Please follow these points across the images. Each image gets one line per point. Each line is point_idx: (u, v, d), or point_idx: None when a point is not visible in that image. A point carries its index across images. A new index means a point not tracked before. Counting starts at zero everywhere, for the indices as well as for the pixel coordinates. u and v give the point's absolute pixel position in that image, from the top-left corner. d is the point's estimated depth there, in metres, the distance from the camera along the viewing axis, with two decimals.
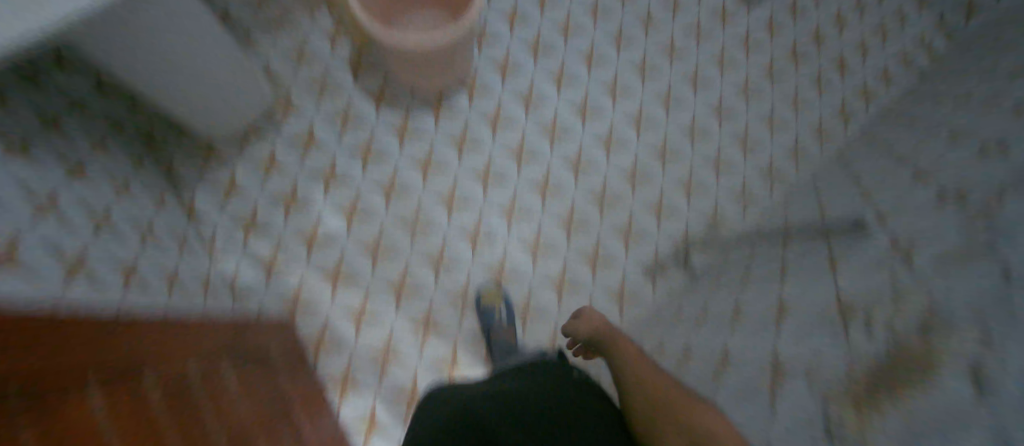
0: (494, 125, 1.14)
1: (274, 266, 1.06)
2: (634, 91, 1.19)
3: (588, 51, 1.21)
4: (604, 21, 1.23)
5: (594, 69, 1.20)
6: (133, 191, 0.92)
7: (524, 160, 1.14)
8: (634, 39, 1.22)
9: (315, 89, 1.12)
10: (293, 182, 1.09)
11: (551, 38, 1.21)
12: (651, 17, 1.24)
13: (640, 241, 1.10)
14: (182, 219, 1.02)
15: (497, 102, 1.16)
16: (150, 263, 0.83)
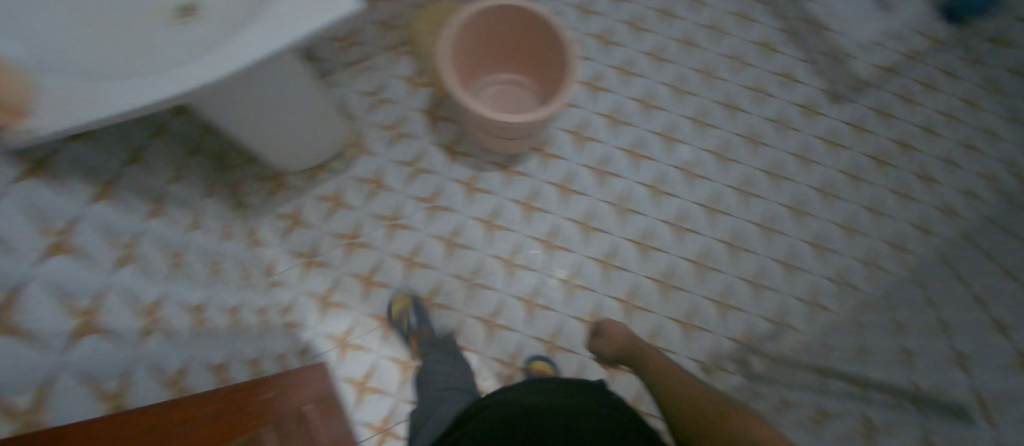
0: (563, 193, 1.12)
1: (327, 305, 1.04)
2: (711, 175, 1.17)
3: (666, 129, 1.18)
4: (686, 99, 1.21)
5: (672, 147, 1.18)
6: (206, 223, 0.92)
7: (590, 234, 1.11)
8: (714, 122, 1.20)
9: (387, 134, 1.10)
10: (356, 223, 1.07)
11: (632, 111, 1.18)
12: (735, 102, 1.22)
13: (701, 333, 1.07)
14: (247, 248, 1.01)
15: (568, 169, 1.14)
16: (210, 307, 0.82)
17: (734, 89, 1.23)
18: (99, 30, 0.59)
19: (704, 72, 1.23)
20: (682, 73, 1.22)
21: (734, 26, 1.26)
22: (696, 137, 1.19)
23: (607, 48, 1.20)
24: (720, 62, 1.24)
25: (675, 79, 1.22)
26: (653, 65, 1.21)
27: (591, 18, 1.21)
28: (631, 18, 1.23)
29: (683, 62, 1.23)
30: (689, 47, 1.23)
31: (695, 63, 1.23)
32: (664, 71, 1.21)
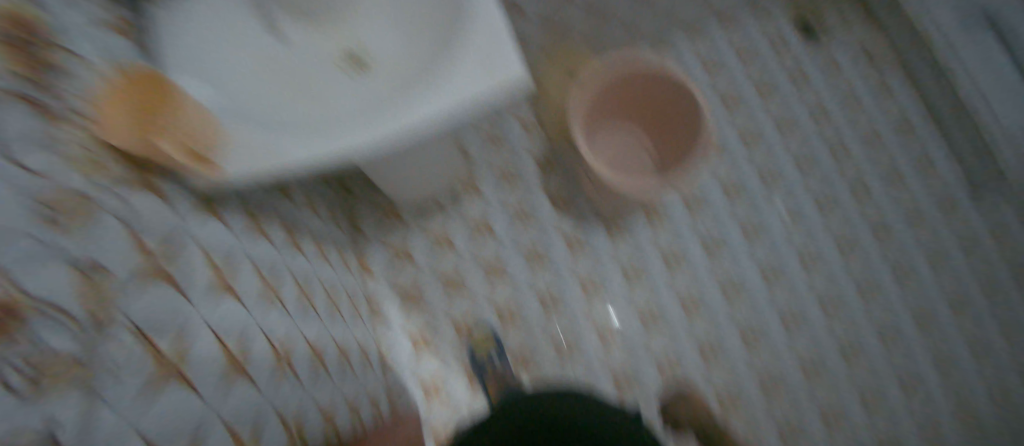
0: (665, 261, 1.17)
1: (421, 345, 1.11)
2: (830, 261, 1.19)
3: (784, 203, 1.20)
4: (810, 172, 1.22)
5: (788, 223, 1.19)
6: (331, 254, 0.98)
7: (687, 306, 1.15)
8: (836, 201, 1.21)
9: (499, 178, 1.17)
10: (461, 263, 1.14)
11: (747, 178, 1.21)
12: (863, 181, 1.21)
13: (789, 423, 1.11)
14: (359, 279, 1.06)
15: (675, 235, 1.18)
16: (332, 340, 0.87)
17: (864, 166, 1.22)
18: (291, 81, 0.69)
19: (835, 144, 1.23)
20: (812, 143, 1.23)
21: (870, 98, 1.26)
22: (798, 218, 1.20)
23: (732, 109, 1.23)
24: (851, 135, 1.24)
25: (799, 148, 1.23)
26: (777, 131, 1.23)
27: (716, 75, 1.23)
28: (758, 77, 1.25)
29: (811, 132, 1.24)
30: (818, 117, 1.24)
31: (823, 133, 1.23)
32: (788, 138, 1.23)
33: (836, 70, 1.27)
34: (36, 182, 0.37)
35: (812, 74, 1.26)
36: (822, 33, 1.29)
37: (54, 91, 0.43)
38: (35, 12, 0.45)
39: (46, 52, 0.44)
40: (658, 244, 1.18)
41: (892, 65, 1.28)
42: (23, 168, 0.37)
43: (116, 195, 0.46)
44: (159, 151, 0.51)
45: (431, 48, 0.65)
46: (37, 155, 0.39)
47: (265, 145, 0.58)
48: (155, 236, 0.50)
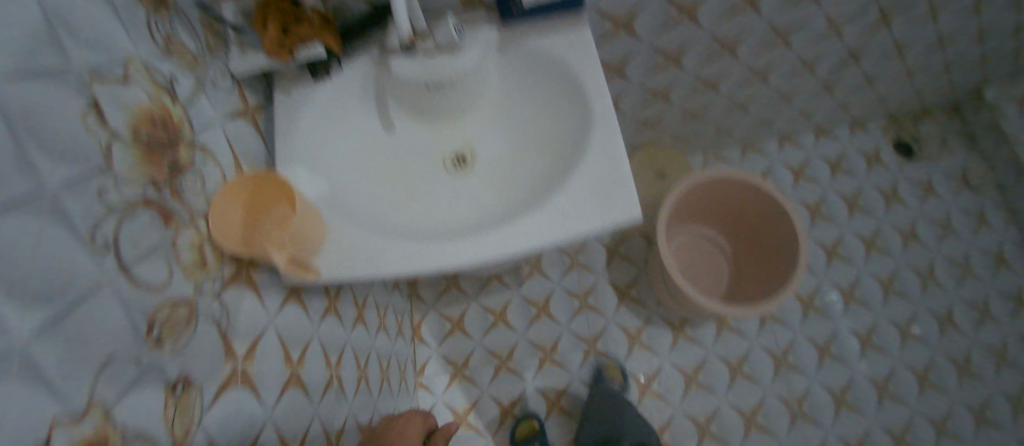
0: (732, 374, 1.09)
1: (462, 422, 1.05)
2: (907, 402, 1.09)
3: (869, 330, 1.14)
4: (896, 301, 1.16)
5: (869, 353, 1.12)
6: (389, 321, 0.98)
7: (752, 430, 1.05)
8: (924, 337, 1.14)
9: (565, 261, 1.15)
10: (512, 343, 1.09)
11: (830, 299, 1.16)
12: (952, 318, 1.15)
13: None
14: (410, 344, 1.07)
15: (745, 349, 1.11)
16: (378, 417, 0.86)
17: (958, 302, 1.16)
18: (391, 170, 0.68)
19: (925, 275, 1.18)
20: (896, 270, 1.18)
21: (967, 231, 1.22)
22: (870, 347, 1.13)
23: (820, 222, 1.22)
24: (943, 268, 1.19)
25: (889, 275, 1.18)
26: (865, 252, 1.20)
27: (801, 185, 1.24)
28: (851, 193, 1.24)
29: (900, 257, 1.19)
30: (908, 243, 1.20)
31: (913, 261, 1.19)
32: (874, 261, 1.19)
33: (931, 198, 1.25)
34: (143, 299, 0.40)
35: (904, 195, 1.24)
36: (917, 157, 1.28)
37: (181, 196, 0.47)
38: (181, 112, 0.48)
39: (182, 153, 0.47)
40: (723, 354, 1.10)
41: (969, 204, 1.25)
42: (132, 280, 0.40)
43: (215, 295, 0.49)
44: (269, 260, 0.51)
45: (541, 164, 0.65)
46: (150, 269, 0.42)
47: (371, 247, 0.58)
48: (242, 334, 0.53)
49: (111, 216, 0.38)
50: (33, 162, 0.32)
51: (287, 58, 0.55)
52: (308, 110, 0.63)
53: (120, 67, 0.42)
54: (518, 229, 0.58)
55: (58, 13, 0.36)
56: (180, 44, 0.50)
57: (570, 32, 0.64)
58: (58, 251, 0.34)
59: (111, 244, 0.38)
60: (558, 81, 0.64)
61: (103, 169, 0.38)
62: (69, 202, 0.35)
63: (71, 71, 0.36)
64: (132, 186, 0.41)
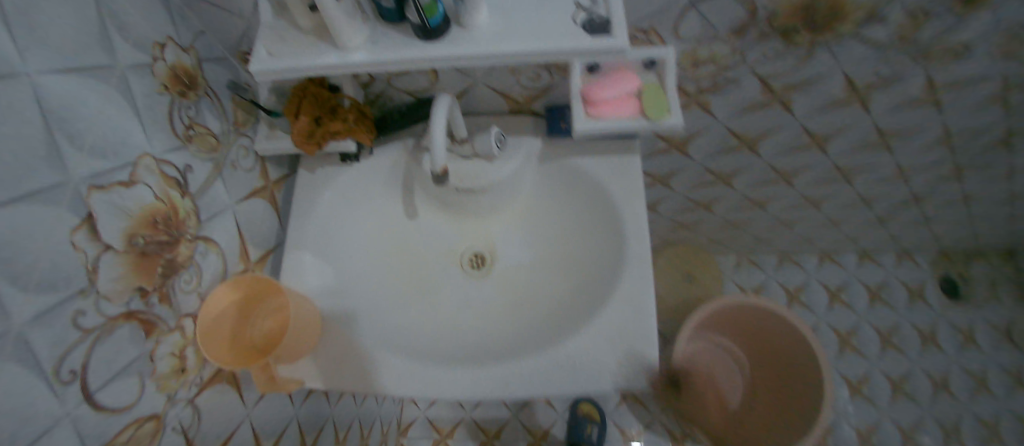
0: None
1: None
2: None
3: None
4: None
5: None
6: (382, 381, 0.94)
7: None
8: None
9: None
10: (502, 421, 1.03)
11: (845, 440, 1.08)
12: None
13: None
14: (399, 403, 1.01)
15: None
16: None
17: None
18: (403, 262, 0.64)
19: (950, 434, 1.08)
20: (920, 421, 1.09)
21: (1009, 395, 1.10)
22: None
23: (849, 353, 1.14)
24: (976, 431, 1.08)
25: (911, 425, 1.09)
26: (891, 396, 1.11)
27: (836, 310, 1.17)
28: (887, 328, 1.15)
29: (927, 407, 1.10)
30: (938, 392, 1.11)
31: (941, 416, 1.09)
32: (899, 407, 1.10)
33: (972, 347, 1.14)
34: (104, 426, 0.38)
35: (944, 342, 1.15)
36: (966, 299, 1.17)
37: (170, 299, 0.45)
38: (189, 204, 0.47)
39: (182, 250, 0.46)
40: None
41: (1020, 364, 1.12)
42: (96, 407, 0.37)
43: (187, 403, 0.46)
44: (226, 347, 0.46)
45: (560, 289, 0.59)
46: (120, 390, 0.39)
47: (361, 358, 0.54)
48: (211, 438, 0.48)
49: (84, 339, 0.36)
50: (1, 297, 0.30)
51: (314, 150, 0.52)
52: (328, 191, 0.60)
53: (129, 166, 0.41)
54: (521, 369, 0.52)
55: (59, 119, 0.35)
56: (202, 126, 0.50)
57: (618, 159, 0.58)
58: (14, 392, 0.31)
59: (80, 372, 0.36)
60: (595, 205, 0.59)
61: (84, 288, 0.36)
62: (35, 335, 0.33)
63: (68, 183, 0.35)
64: (116, 300, 0.39)
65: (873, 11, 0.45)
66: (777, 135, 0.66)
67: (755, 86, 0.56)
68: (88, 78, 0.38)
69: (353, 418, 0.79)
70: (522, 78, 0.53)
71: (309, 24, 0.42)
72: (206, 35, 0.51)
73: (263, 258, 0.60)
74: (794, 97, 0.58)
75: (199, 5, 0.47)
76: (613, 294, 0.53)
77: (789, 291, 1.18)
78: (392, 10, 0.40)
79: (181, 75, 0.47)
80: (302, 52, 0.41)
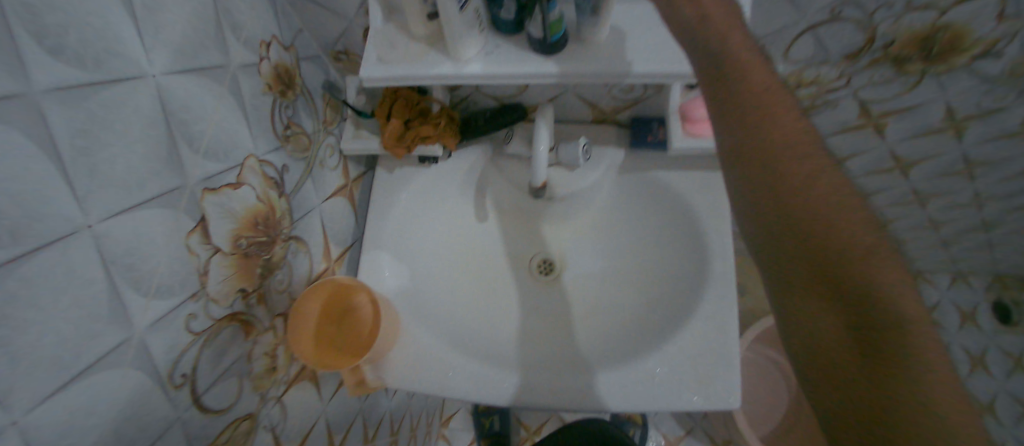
0: None
1: None
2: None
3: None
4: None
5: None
6: None
7: None
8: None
9: None
10: (544, 419, 1.01)
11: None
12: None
13: None
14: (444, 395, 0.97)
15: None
16: None
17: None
18: (472, 265, 0.64)
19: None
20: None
21: None
22: None
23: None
24: None
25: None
26: None
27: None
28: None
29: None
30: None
31: None
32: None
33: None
34: (209, 426, 0.39)
35: None
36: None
37: (266, 300, 0.46)
38: (285, 204, 0.49)
39: (277, 251, 0.47)
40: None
41: None
42: (202, 408, 0.38)
43: (277, 400, 0.46)
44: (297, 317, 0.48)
45: (635, 301, 0.59)
46: (223, 390, 0.40)
47: (437, 361, 0.54)
48: (293, 435, 0.49)
49: (195, 342, 0.37)
50: (128, 306, 0.33)
51: (403, 153, 0.55)
52: (404, 194, 0.60)
53: (237, 168, 0.43)
54: (601, 386, 0.51)
55: (180, 119, 0.37)
56: (298, 126, 0.52)
57: (707, 175, 0.57)
58: (135, 396, 0.33)
59: (190, 376, 0.37)
60: (674, 218, 0.58)
61: (197, 292, 0.38)
62: (155, 341, 0.34)
63: (185, 187, 0.37)
64: (222, 302, 0.40)
65: (989, 48, 0.43)
66: (862, 158, 0.63)
67: (853, 108, 0.55)
68: (208, 81, 0.39)
69: (406, 410, 0.78)
70: (615, 89, 0.53)
71: (423, 33, 0.42)
72: (303, 33, 0.52)
73: (341, 257, 0.60)
74: (889, 122, 0.56)
75: (303, 6, 0.49)
76: (695, 312, 0.53)
77: None
78: (510, 22, 0.41)
79: (282, 74, 0.49)
80: (415, 61, 0.41)
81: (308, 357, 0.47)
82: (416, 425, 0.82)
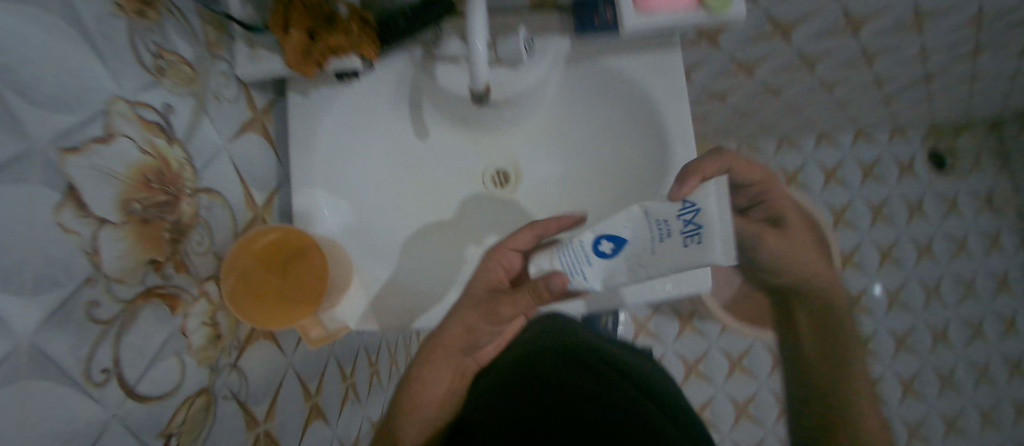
0: (732, 367, 1.01)
1: None
2: (931, 442, 1.03)
3: (910, 376, 1.03)
4: (941, 350, 1.03)
5: (909, 398, 1.02)
6: None
7: (742, 423, 1.00)
8: (958, 386, 1.03)
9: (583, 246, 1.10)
10: None
11: (878, 299, 1.04)
12: (987, 368, 1.03)
13: None
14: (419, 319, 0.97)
15: (753, 390, 1.01)
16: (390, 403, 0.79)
17: (996, 356, 1.03)
18: (422, 187, 0.60)
19: (973, 327, 1.04)
20: (950, 320, 1.04)
21: None
22: (895, 368, 1.03)
23: (879, 225, 1.06)
24: (996, 325, 1.04)
25: (924, 306, 1.04)
26: (924, 299, 1.04)
27: (869, 184, 1.07)
28: (913, 199, 1.07)
29: (947, 266, 1.05)
30: (958, 254, 1.05)
31: (964, 314, 1.04)
32: (925, 267, 1.05)
33: (988, 212, 1.06)
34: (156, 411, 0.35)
35: (965, 208, 1.06)
36: (996, 168, 1.06)
37: (187, 266, 0.40)
38: (180, 153, 0.41)
39: (186, 209, 0.41)
40: (749, 364, 1.01)
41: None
42: (140, 398, 0.34)
43: (232, 368, 0.43)
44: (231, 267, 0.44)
45: (595, 200, 0.57)
46: (160, 375, 0.36)
47: (407, 294, 0.54)
48: (262, 398, 0.46)
49: (107, 332, 0.32)
50: (2, 314, 0.26)
51: (314, 71, 0.47)
52: (328, 118, 0.53)
53: (102, 118, 0.34)
54: None
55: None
56: (174, 54, 0.42)
57: (659, 56, 0.52)
58: (50, 405, 0.28)
59: (113, 369, 0.33)
60: (629, 107, 0.54)
61: (92, 276, 0.32)
62: (52, 343, 0.29)
63: (33, 151, 0.28)
64: (130, 281, 0.35)
65: None
66: (815, 19, 0.60)
67: None
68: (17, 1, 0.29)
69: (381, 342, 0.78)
70: None
71: None
72: None
73: (269, 201, 0.54)
74: None
75: None
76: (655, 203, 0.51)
77: (787, 173, 1.06)
78: None
79: None
80: None
81: (255, 318, 0.44)
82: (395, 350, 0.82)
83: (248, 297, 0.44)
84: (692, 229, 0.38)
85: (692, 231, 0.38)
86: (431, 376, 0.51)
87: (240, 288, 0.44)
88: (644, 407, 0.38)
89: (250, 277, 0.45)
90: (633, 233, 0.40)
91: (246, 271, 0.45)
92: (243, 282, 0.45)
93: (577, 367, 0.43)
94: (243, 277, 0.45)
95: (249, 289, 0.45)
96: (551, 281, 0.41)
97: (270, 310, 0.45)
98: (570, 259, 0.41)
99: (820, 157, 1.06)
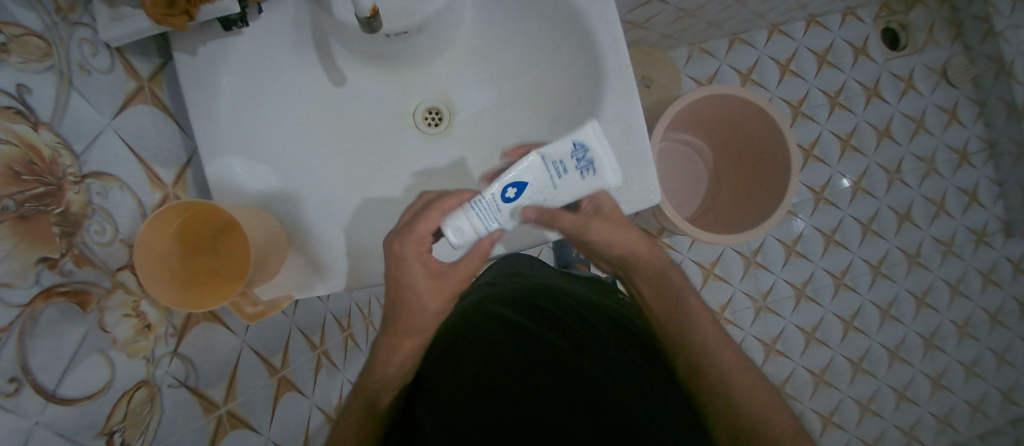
0: (705, 277, 1.04)
1: None
2: (904, 322, 1.05)
3: (878, 260, 1.05)
4: (908, 230, 1.05)
5: (878, 282, 1.05)
6: None
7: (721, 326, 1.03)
8: (926, 263, 1.05)
9: None
10: None
11: (841, 190, 1.06)
12: (953, 242, 1.05)
13: None
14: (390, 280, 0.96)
15: (729, 295, 1.05)
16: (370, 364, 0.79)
17: (960, 229, 1.05)
18: (347, 142, 0.55)
19: (936, 205, 1.05)
20: (914, 200, 1.05)
21: None
22: (862, 254, 1.05)
23: (837, 114, 1.05)
24: (961, 199, 1.05)
25: (886, 190, 1.06)
26: (886, 183, 1.06)
27: (824, 73, 1.05)
28: (870, 83, 1.05)
29: (907, 148, 1.05)
30: (917, 134, 1.05)
31: (927, 192, 1.05)
32: (884, 151, 1.06)
33: (945, 87, 1.05)
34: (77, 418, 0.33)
35: (922, 85, 1.05)
36: (951, 40, 1.05)
37: (89, 260, 0.37)
38: (50, 139, 0.36)
39: (73, 198, 0.37)
40: (722, 272, 1.05)
41: None
42: (66, 402, 0.33)
43: (172, 355, 0.43)
44: (154, 256, 0.40)
45: (534, 121, 0.54)
46: (85, 375, 0.35)
47: (344, 254, 0.50)
48: (216, 380, 0.46)
49: (9, 341, 0.29)
50: None
51: (185, 22, 0.42)
52: (226, 76, 0.47)
53: None
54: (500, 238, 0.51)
55: None
56: (17, 24, 0.35)
57: None
58: None
59: (23, 377, 0.30)
60: (552, 14, 0.50)
61: None
62: None
63: None
64: (20, 284, 0.31)
65: None
66: None
67: None
68: None
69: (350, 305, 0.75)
70: None
71: None
72: None
73: (182, 177, 0.50)
74: None
75: None
76: (594, 112, 0.48)
77: (742, 74, 1.03)
78: None
79: None
80: None
81: (185, 302, 0.41)
82: (370, 313, 0.81)
83: (174, 280, 0.42)
84: (586, 162, 0.39)
85: (583, 159, 0.39)
86: (387, 353, 0.47)
87: (165, 274, 0.41)
88: (591, 370, 0.42)
89: (171, 259, 0.42)
90: (533, 176, 0.39)
91: (165, 255, 0.41)
92: (165, 260, 0.41)
93: (502, 350, 0.45)
94: (167, 260, 0.42)
95: (174, 271, 0.42)
96: (494, 236, 0.40)
97: (196, 293, 0.42)
98: (484, 211, 0.38)
99: (773, 52, 1.03)
